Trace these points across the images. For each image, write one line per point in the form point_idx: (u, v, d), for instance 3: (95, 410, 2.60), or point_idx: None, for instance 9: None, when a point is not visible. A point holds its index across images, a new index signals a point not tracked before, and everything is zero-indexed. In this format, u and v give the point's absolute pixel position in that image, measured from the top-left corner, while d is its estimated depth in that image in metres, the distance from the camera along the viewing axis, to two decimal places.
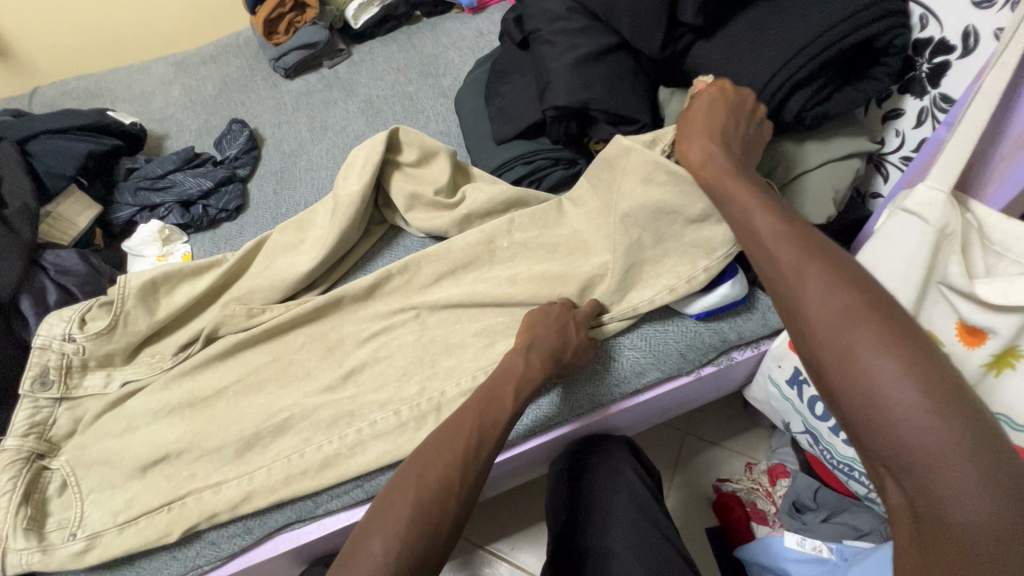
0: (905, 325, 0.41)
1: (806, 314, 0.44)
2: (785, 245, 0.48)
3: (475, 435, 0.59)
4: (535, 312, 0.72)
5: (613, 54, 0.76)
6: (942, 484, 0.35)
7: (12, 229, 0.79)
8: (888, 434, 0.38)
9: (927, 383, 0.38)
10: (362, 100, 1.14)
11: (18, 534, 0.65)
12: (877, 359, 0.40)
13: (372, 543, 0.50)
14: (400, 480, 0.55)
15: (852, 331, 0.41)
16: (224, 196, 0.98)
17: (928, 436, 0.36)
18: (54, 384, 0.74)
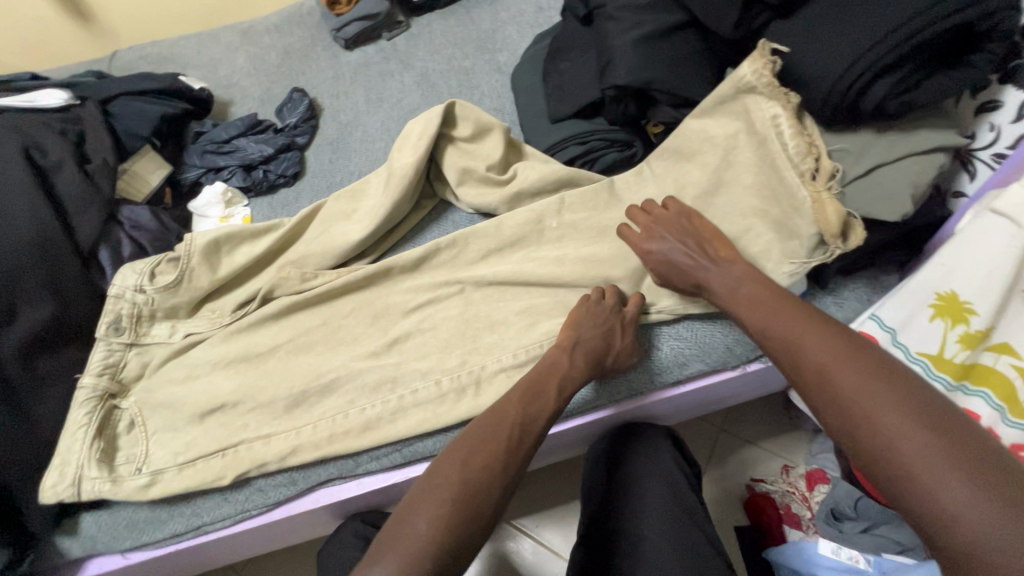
0: (898, 381, 0.46)
1: (814, 386, 0.49)
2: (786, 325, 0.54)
3: (511, 428, 0.60)
4: (579, 309, 0.72)
5: (681, 32, 0.73)
6: (967, 535, 0.37)
7: (93, 183, 0.84)
8: (911, 496, 0.41)
9: (946, 440, 0.41)
10: (418, 74, 1.15)
11: (92, 464, 0.70)
12: (893, 425, 0.43)
13: (416, 524, 0.51)
14: (444, 465, 0.56)
15: (848, 391, 0.47)
16: (283, 163, 1.02)
17: (953, 489, 0.39)
18: (126, 330, 0.79)
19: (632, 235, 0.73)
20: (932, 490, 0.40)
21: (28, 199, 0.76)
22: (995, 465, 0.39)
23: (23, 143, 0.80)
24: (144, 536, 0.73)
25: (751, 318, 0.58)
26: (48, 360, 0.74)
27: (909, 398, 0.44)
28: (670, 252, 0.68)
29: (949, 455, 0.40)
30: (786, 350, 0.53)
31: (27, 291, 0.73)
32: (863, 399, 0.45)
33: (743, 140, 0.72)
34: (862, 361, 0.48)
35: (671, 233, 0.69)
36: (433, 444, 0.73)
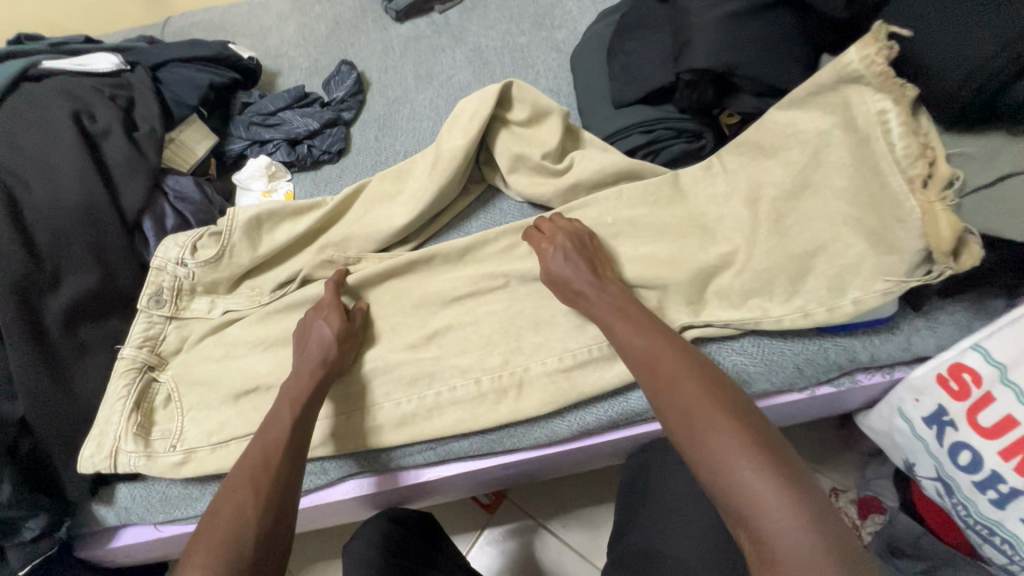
0: (758, 427, 0.48)
1: (690, 430, 0.49)
2: (673, 364, 0.54)
3: (286, 432, 0.59)
4: (557, 228, 0.70)
5: (774, 11, 0.66)
6: (768, 518, 0.43)
7: (140, 150, 0.82)
8: (729, 488, 0.46)
9: (754, 437, 0.47)
10: (471, 50, 1.09)
11: (129, 437, 0.70)
12: (717, 426, 0.48)
13: (195, 556, 0.50)
14: (230, 490, 0.55)
15: (723, 437, 0.48)
16: (328, 138, 0.99)
17: (762, 482, 0.45)
18: (167, 303, 0.78)
19: (534, 236, 0.72)
20: (748, 483, 0.45)
21: (76, 165, 0.75)
22: (786, 457, 0.47)
23: (74, 108, 0.79)
24: (176, 512, 0.72)
25: (614, 329, 0.60)
26: (90, 329, 0.73)
27: (733, 404, 0.50)
28: (556, 262, 0.67)
29: (754, 451, 0.46)
30: (643, 361, 0.56)
31: (71, 259, 0.72)
32: (704, 408, 0.50)
33: (839, 138, 0.64)
34: (700, 373, 0.53)
35: (558, 245, 0.68)
36: (469, 446, 0.70)
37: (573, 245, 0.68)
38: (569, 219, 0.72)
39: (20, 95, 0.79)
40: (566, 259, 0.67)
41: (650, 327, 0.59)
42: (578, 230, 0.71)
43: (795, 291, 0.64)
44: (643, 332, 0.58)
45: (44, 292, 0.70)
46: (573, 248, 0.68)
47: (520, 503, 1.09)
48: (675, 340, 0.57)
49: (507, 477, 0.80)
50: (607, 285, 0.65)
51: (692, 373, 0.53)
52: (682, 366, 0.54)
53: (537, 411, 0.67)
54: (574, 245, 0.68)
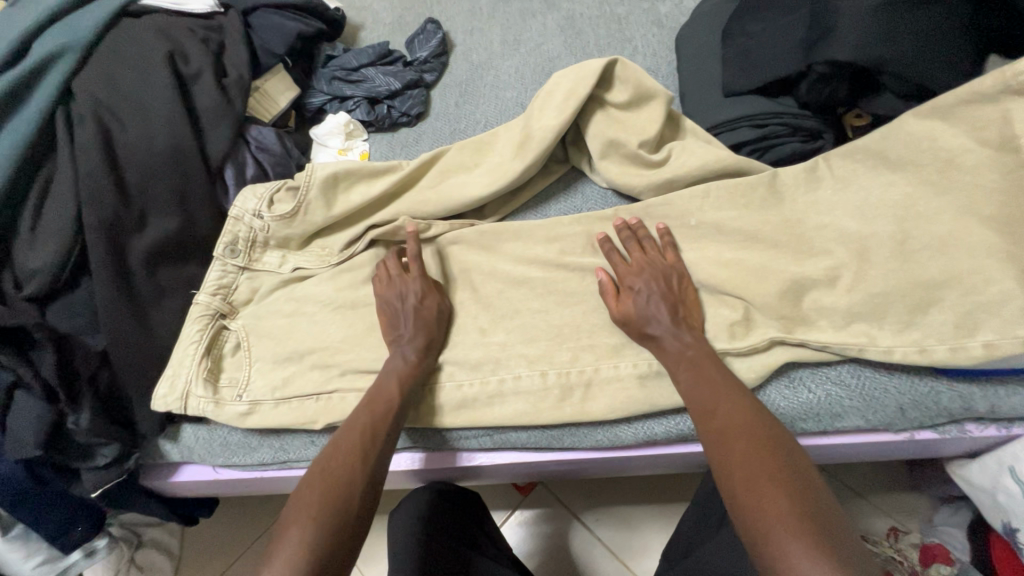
0: (809, 496, 0.46)
1: (734, 484, 0.48)
2: (728, 411, 0.53)
3: (394, 403, 0.62)
4: (637, 259, 0.65)
5: (939, 2, 0.58)
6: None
7: (228, 97, 0.82)
8: (773, 557, 0.43)
9: (807, 512, 0.44)
10: (564, 17, 1.02)
11: (199, 381, 0.71)
12: (761, 488, 0.47)
13: (291, 534, 0.50)
14: (314, 472, 0.55)
15: (766, 497, 0.46)
16: (409, 100, 0.95)
17: (810, 559, 0.42)
18: (241, 254, 0.78)
19: (619, 266, 0.66)
20: (793, 556, 0.42)
21: (167, 106, 0.75)
22: (837, 536, 0.43)
23: (168, 47, 0.79)
24: (235, 458, 0.74)
25: (679, 372, 0.58)
26: (170, 272, 0.75)
27: (790, 471, 0.48)
28: (646, 301, 0.62)
29: (803, 523, 0.44)
30: (703, 409, 0.55)
31: (156, 201, 0.73)
32: (761, 469, 0.48)
33: (988, 156, 0.57)
34: (760, 432, 0.51)
35: (650, 280, 0.63)
36: (527, 438, 0.68)
37: (653, 270, 0.64)
38: (645, 235, 0.68)
39: (119, 30, 0.79)
40: (645, 286, 0.63)
41: (713, 371, 0.57)
42: (654, 249, 0.67)
43: (912, 322, 0.57)
44: (704, 371, 0.57)
45: (130, 231, 0.71)
46: (653, 274, 0.64)
47: (555, 490, 1.08)
48: (739, 389, 0.56)
49: (554, 471, 0.78)
50: (687, 320, 0.62)
51: (748, 426, 0.51)
52: (738, 417, 0.52)
53: (605, 413, 0.64)
54: (654, 271, 0.64)
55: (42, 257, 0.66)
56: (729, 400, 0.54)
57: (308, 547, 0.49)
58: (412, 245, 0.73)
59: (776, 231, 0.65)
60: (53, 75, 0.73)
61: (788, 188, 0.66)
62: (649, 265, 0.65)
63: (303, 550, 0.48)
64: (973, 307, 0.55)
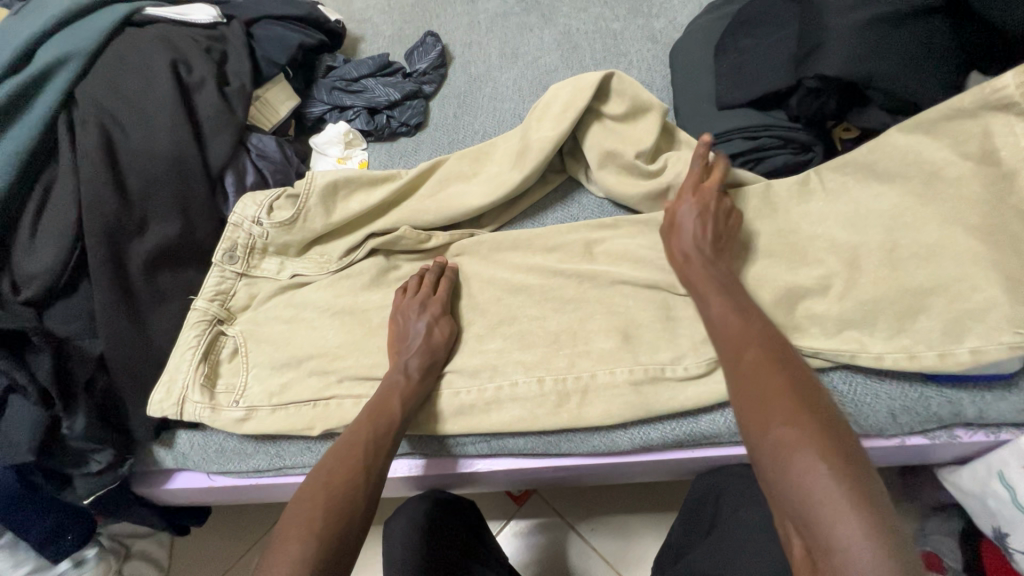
0: (817, 399, 0.44)
1: (739, 395, 0.46)
2: (738, 328, 0.52)
3: (395, 423, 0.61)
4: (688, 189, 0.67)
5: (923, 22, 0.61)
6: (842, 535, 0.36)
7: (230, 105, 0.83)
8: (776, 464, 0.41)
9: (814, 418, 0.42)
10: (561, 32, 1.04)
11: (196, 387, 0.71)
12: (766, 391, 0.45)
13: (291, 546, 0.48)
14: (310, 488, 0.54)
15: (770, 403, 0.44)
16: (408, 111, 0.97)
17: (813, 462, 0.39)
18: (239, 260, 0.78)
19: (683, 188, 0.67)
20: (793, 449, 0.40)
21: (170, 113, 0.76)
22: (874, 483, 0.38)
23: (173, 56, 0.80)
24: (230, 465, 0.74)
25: (705, 299, 0.57)
26: (168, 277, 0.75)
27: (797, 379, 0.45)
28: (685, 220, 0.65)
29: (840, 463, 0.39)
30: (731, 349, 0.50)
31: (156, 206, 0.74)
32: (767, 375, 0.46)
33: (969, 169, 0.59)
34: (767, 346, 0.49)
35: (695, 201, 0.65)
36: (523, 444, 0.68)
37: (704, 205, 0.65)
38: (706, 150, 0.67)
39: (124, 38, 0.80)
40: (695, 212, 0.64)
41: (738, 300, 0.56)
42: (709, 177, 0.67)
43: (900, 329, 0.59)
44: (720, 297, 0.56)
45: (130, 236, 0.71)
46: (705, 203, 0.65)
47: (549, 499, 1.08)
48: (752, 310, 0.54)
49: (550, 478, 0.78)
50: (722, 263, 0.62)
51: (761, 338, 0.50)
52: (750, 333, 0.51)
53: (601, 420, 0.64)
54: (704, 203, 0.65)
55: (42, 262, 0.67)
56: (742, 319, 0.53)
57: (309, 558, 0.47)
58: (448, 289, 0.73)
59: (767, 241, 0.66)
60: (56, 82, 0.74)
61: (779, 199, 0.68)
62: (699, 194, 0.66)
63: (303, 560, 0.47)
64: (960, 315, 0.57)
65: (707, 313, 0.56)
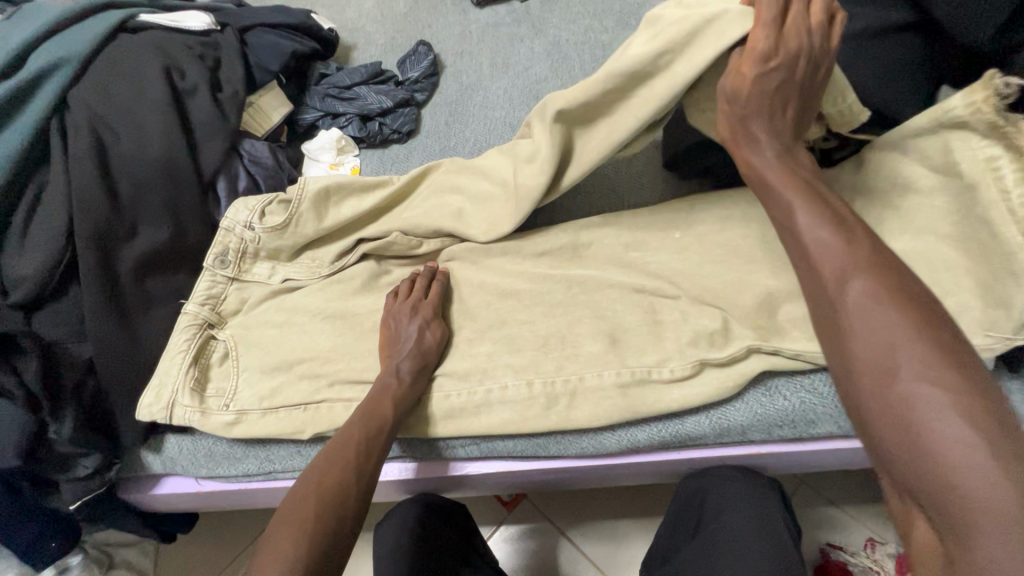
0: (947, 337, 0.41)
1: (852, 333, 0.44)
2: (836, 252, 0.47)
3: (387, 424, 0.62)
4: (756, 61, 0.52)
5: (897, 38, 0.63)
6: (974, 476, 0.36)
7: (222, 112, 0.84)
8: (907, 408, 0.40)
9: (949, 360, 0.40)
10: (550, 42, 1.06)
11: (185, 391, 0.71)
12: (891, 331, 0.42)
13: (284, 548, 0.49)
14: (302, 489, 0.55)
15: (899, 345, 0.42)
16: (400, 118, 0.98)
17: (951, 407, 0.38)
18: (231, 264, 0.79)
19: (768, 30, 0.51)
20: (921, 395, 0.40)
21: (162, 119, 0.76)
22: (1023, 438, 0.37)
23: (165, 62, 0.81)
24: (220, 469, 0.74)
25: (794, 213, 0.50)
26: (159, 282, 0.75)
27: (922, 314, 0.42)
28: (756, 90, 0.53)
29: (979, 418, 0.38)
30: (832, 275, 0.46)
31: (148, 211, 0.74)
32: (886, 313, 0.43)
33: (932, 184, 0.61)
34: (884, 275, 0.45)
35: (781, 64, 0.51)
36: (513, 446, 0.69)
37: (787, 74, 0.51)
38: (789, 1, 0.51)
39: (117, 44, 0.81)
40: (765, 98, 0.53)
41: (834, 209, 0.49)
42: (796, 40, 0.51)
43: None
44: (814, 209, 0.49)
45: (121, 241, 0.72)
46: (778, 90, 0.52)
47: (539, 504, 1.08)
48: (847, 217, 0.49)
49: (540, 481, 0.79)
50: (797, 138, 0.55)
51: (871, 263, 0.46)
52: (854, 256, 0.46)
53: (589, 422, 0.65)
54: (782, 77, 0.52)
55: (31, 266, 0.67)
56: (844, 239, 0.47)
57: (298, 560, 0.49)
58: (439, 292, 0.74)
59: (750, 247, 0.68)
60: (48, 87, 0.74)
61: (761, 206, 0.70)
62: (780, 69, 0.51)
63: (293, 562, 0.48)
64: None
65: (794, 229, 0.50)
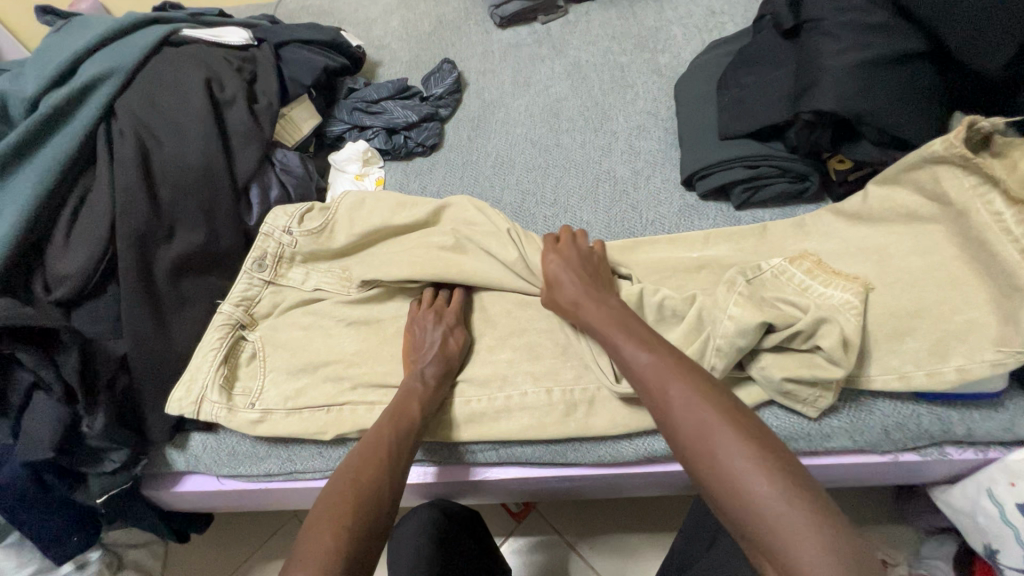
0: (720, 396, 0.50)
1: (658, 399, 0.52)
2: (621, 335, 0.58)
3: (416, 425, 0.64)
4: None
5: (910, 64, 0.66)
6: (770, 513, 0.41)
7: (257, 122, 0.87)
8: (706, 460, 0.46)
9: (727, 412, 0.48)
10: (570, 63, 1.10)
11: (214, 387, 0.73)
12: (679, 395, 0.50)
13: (326, 535, 0.51)
14: (335, 483, 0.56)
15: (685, 403, 0.49)
16: (424, 132, 1.02)
17: (731, 448, 0.45)
18: (268, 268, 0.81)
19: None
20: (706, 436, 0.47)
21: (202, 127, 0.80)
22: (811, 479, 0.43)
23: (206, 75, 0.85)
24: (241, 468, 0.76)
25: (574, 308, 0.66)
26: (192, 283, 0.78)
27: (698, 380, 0.51)
28: None
29: (758, 453, 0.44)
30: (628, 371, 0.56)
31: (186, 215, 0.77)
32: (668, 381, 0.52)
33: (938, 211, 0.63)
34: (655, 349, 0.55)
35: None
36: (531, 452, 0.71)
37: None
38: None
39: (162, 58, 0.85)
40: None
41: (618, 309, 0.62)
42: None
43: (889, 351, 0.60)
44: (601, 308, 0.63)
45: (158, 243, 0.74)
46: None
47: (548, 516, 1.09)
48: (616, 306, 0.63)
49: (554, 490, 0.80)
50: None
51: (642, 341, 0.57)
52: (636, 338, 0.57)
53: (607, 430, 0.66)
54: None
55: (75, 264, 0.70)
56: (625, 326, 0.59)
57: (340, 550, 0.50)
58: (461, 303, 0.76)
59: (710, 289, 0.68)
60: (96, 96, 0.79)
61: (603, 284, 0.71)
62: None
63: (335, 551, 0.49)
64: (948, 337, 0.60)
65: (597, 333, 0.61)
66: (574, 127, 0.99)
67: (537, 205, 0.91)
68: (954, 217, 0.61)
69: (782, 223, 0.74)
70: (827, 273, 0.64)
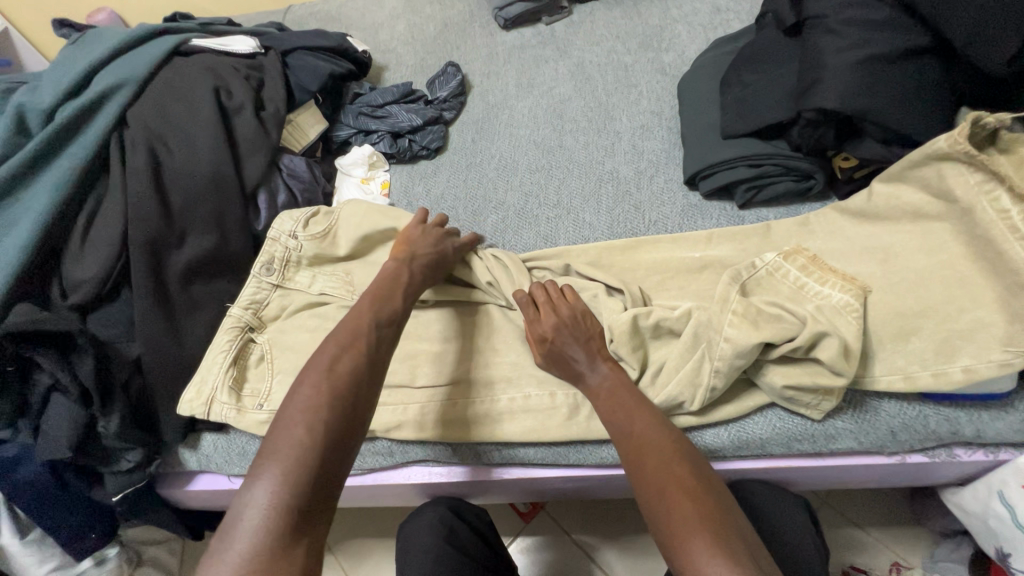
0: (675, 437, 0.56)
1: (622, 431, 0.57)
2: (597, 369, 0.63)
3: (395, 314, 0.64)
4: None
5: (914, 60, 0.65)
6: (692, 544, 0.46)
7: (264, 129, 0.89)
8: (651, 491, 0.52)
9: (678, 453, 0.54)
10: (574, 63, 1.10)
11: (225, 389, 0.74)
12: (639, 431, 0.56)
13: (294, 428, 0.50)
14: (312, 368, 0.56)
15: (642, 439, 0.55)
16: (428, 135, 1.03)
17: (674, 484, 0.51)
18: (275, 272, 0.83)
19: None
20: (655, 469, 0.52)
21: (210, 135, 0.82)
22: (734, 519, 0.48)
23: (214, 83, 0.87)
24: None
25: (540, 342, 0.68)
26: (202, 287, 0.79)
27: (660, 422, 0.57)
28: None
29: (696, 492, 0.50)
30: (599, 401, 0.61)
31: (195, 221, 0.79)
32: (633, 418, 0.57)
33: (944, 208, 0.61)
34: (627, 387, 0.61)
35: None
36: (533, 453, 0.71)
37: None
38: None
39: (172, 68, 0.88)
40: None
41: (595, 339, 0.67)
42: None
43: (893, 351, 0.59)
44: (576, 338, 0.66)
45: (169, 249, 0.76)
46: None
47: (556, 516, 1.09)
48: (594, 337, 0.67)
49: (558, 490, 0.80)
50: None
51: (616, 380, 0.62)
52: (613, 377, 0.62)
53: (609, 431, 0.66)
54: None
55: (89, 270, 0.72)
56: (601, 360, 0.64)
57: (309, 441, 0.50)
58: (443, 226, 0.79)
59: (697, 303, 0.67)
60: (108, 107, 0.81)
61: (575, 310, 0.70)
62: None
63: (304, 441, 0.50)
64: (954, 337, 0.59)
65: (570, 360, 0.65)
66: (577, 128, 0.99)
67: (540, 207, 0.91)
68: (959, 215, 0.60)
69: (786, 223, 0.74)
70: (826, 272, 0.64)
